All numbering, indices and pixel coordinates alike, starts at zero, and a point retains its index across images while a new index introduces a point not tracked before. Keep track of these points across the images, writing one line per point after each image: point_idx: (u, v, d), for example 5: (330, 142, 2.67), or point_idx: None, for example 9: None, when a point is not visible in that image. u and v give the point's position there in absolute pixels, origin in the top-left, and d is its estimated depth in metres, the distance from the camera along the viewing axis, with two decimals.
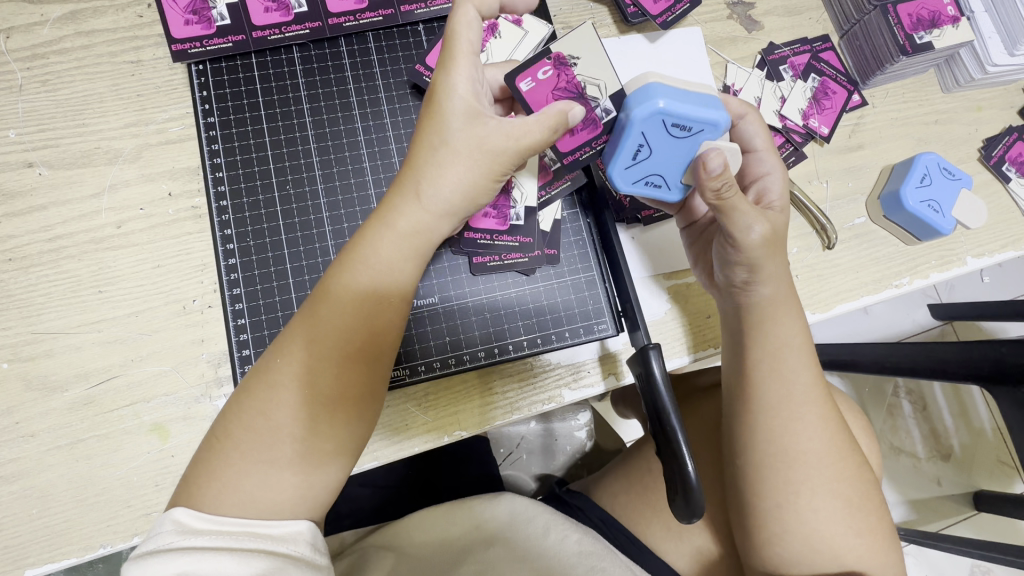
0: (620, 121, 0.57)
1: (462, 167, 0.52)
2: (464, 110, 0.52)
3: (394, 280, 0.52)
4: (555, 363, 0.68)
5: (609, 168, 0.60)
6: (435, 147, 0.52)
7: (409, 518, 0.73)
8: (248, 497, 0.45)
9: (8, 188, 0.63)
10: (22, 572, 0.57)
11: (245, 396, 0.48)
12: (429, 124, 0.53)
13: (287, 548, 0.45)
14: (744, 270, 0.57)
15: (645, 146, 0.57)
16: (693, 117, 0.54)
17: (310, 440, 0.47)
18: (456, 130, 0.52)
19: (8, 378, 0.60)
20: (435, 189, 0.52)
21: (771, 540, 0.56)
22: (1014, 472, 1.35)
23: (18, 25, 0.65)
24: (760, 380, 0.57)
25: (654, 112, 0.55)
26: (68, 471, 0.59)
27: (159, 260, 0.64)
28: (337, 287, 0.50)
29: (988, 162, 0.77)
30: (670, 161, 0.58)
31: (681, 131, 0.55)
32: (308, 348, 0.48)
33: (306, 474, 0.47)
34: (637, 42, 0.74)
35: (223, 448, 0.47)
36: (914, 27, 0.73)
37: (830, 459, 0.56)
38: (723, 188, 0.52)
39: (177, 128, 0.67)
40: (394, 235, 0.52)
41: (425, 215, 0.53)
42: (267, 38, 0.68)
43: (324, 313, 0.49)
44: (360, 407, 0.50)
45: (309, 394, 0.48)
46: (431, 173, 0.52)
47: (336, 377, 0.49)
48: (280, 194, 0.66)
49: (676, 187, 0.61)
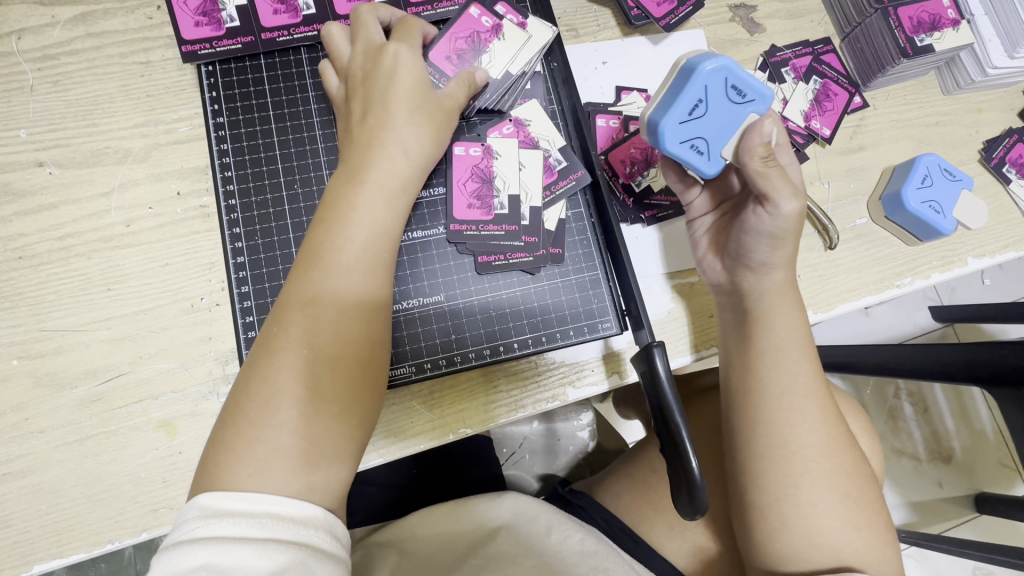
0: (681, 76, 0.59)
1: (421, 123, 0.59)
2: (412, 76, 0.60)
3: (378, 232, 0.54)
4: (558, 362, 0.68)
5: (660, 121, 0.59)
6: (397, 108, 0.58)
7: (417, 515, 0.74)
8: (263, 463, 0.46)
9: (18, 187, 0.64)
10: (31, 567, 0.57)
11: (250, 373, 0.49)
12: (381, 85, 0.59)
13: (311, 534, 0.44)
14: (770, 247, 0.57)
15: (703, 102, 0.58)
16: (750, 83, 0.57)
17: (322, 394, 0.49)
18: (397, 93, 0.58)
19: (17, 375, 0.60)
20: (404, 138, 0.57)
21: (770, 535, 0.57)
22: (1016, 475, 1.35)
23: (30, 27, 0.66)
24: (761, 372, 0.58)
25: (718, 69, 0.57)
26: (77, 467, 0.59)
27: (168, 259, 0.64)
28: (324, 250, 0.52)
29: (988, 163, 0.78)
30: (718, 128, 0.59)
31: (737, 96, 0.58)
32: (304, 310, 0.50)
33: (316, 434, 0.48)
34: (640, 45, 0.76)
35: (232, 423, 0.47)
36: (915, 30, 0.74)
37: (829, 454, 0.57)
38: (768, 158, 0.56)
39: (186, 128, 0.67)
40: (367, 193, 0.55)
41: (389, 171, 0.56)
42: (275, 40, 0.68)
43: (314, 276, 0.51)
44: (364, 358, 0.51)
45: (314, 353, 0.49)
46: (397, 131, 0.57)
47: (335, 332, 0.50)
48: (288, 193, 0.67)
49: (715, 159, 0.60)
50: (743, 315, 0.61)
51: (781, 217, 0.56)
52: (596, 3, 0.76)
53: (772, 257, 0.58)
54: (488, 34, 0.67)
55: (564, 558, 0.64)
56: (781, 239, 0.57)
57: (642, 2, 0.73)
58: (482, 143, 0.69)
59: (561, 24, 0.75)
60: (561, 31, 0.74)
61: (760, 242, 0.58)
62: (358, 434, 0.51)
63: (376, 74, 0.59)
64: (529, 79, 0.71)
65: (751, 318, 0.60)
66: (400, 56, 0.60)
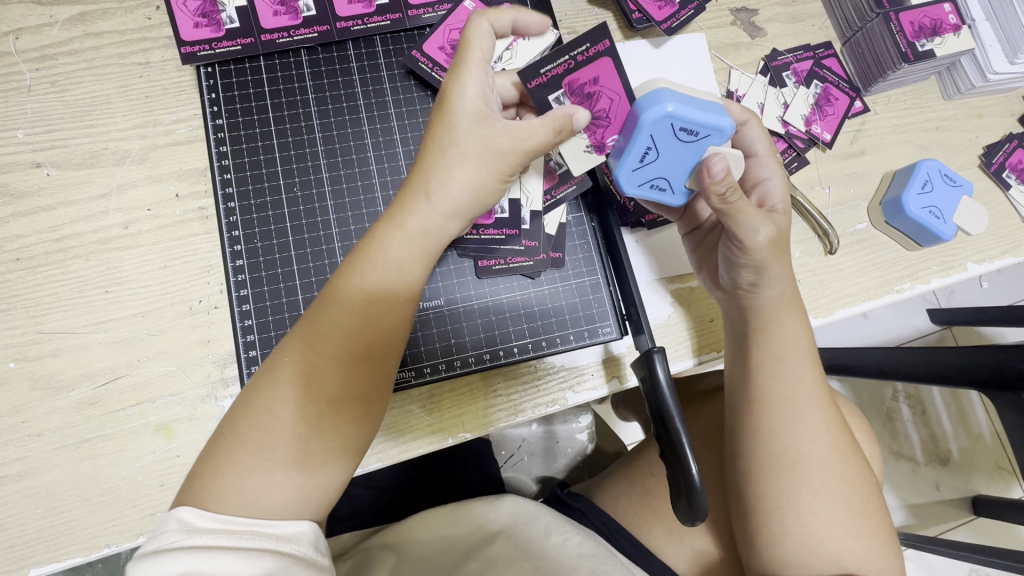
0: (630, 122, 0.56)
1: (468, 165, 0.53)
2: (471, 109, 0.53)
3: (400, 281, 0.52)
4: (558, 365, 0.68)
5: (615, 171, 0.58)
6: (444, 146, 0.53)
7: (413, 517, 0.73)
8: (250, 495, 0.46)
9: (15, 188, 0.63)
10: (26, 571, 0.57)
11: (256, 395, 0.49)
12: (439, 122, 0.54)
13: (292, 548, 0.45)
14: (752, 275, 0.57)
15: (653, 149, 0.56)
16: (701, 122, 0.53)
17: (319, 440, 0.48)
18: (464, 130, 0.53)
19: (14, 378, 0.60)
20: (444, 187, 0.53)
21: (771, 540, 0.57)
22: (1012, 477, 1.35)
23: (28, 26, 0.66)
24: (764, 381, 0.58)
25: (662, 116, 0.53)
26: (74, 471, 0.59)
27: (166, 261, 0.64)
28: (342, 294, 0.51)
29: (989, 169, 0.78)
30: (675, 165, 0.57)
31: (688, 136, 0.54)
32: (315, 348, 0.49)
33: (308, 474, 0.47)
34: (642, 47, 0.76)
35: (230, 443, 0.47)
36: (916, 35, 0.74)
37: (833, 462, 0.57)
38: (729, 193, 0.52)
39: (185, 129, 0.67)
40: (403, 236, 0.52)
41: (434, 216, 0.53)
42: (276, 41, 0.68)
43: (331, 317, 0.50)
44: (365, 410, 0.50)
45: (318, 395, 0.48)
46: (438, 174, 0.53)
47: (343, 379, 0.49)
48: (288, 195, 0.67)
49: (679, 191, 0.60)
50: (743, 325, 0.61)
51: (751, 251, 0.55)
52: (598, 6, 0.76)
53: (761, 277, 0.57)
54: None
55: (562, 561, 0.64)
56: (757, 266, 0.56)
57: (644, 5, 0.73)
58: None
59: (562, 27, 0.74)
60: (563, 34, 0.74)
61: (741, 271, 0.57)
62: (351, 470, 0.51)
63: (440, 110, 0.54)
64: None
65: (751, 326, 0.60)
66: (464, 88, 0.53)
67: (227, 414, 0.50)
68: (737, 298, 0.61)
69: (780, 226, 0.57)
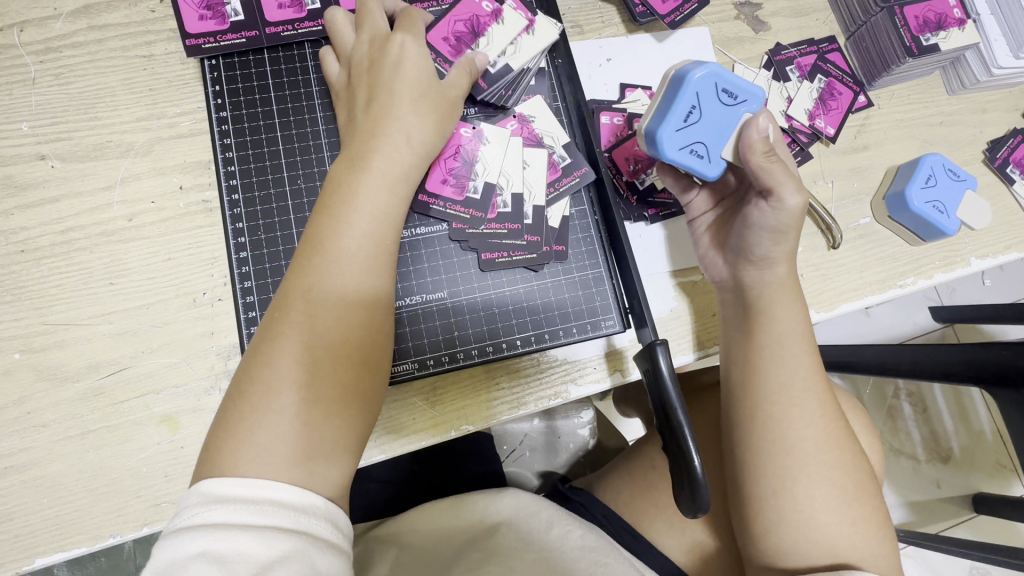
0: (671, 86, 0.60)
1: (418, 108, 0.60)
2: (407, 60, 0.61)
3: (376, 223, 0.55)
4: (560, 359, 0.68)
5: (658, 130, 0.59)
6: (395, 108, 0.59)
7: (416, 508, 0.74)
8: (262, 448, 0.46)
9: (20, 180, 0.63)
10: (32, 561, 0.57)
11: (255, 357, 0.50)
12: (376, 75, 0.61)
13: (309, 524, 0.45)
14: (772, 241, 0.58)
15: (697, 108, 0.58)
16: (740, 85, 0.58)
17: (336, 377, 0.50)
18: (415, 92, 0.60)
19: (19, 368, 0.60)
20: (403, 127, 0.59)
21: (768, 528, 0.57)
22: (1014, 474, 1.35)
23: (33, 19, 0.66)
24: (761, 364, 0.59)
25: (707, 75, 0.58)
26: (79, 461, 0.59)
27: (170, 253, 0.64)
28: (326, 242, 0.53)
29: (992, 164, 0.78)
30: (715, 131, 0.59)
31: (729, 99, 0.59)
32: (310, 295, 0.51)
33: (315, 419, 0.48)
34: (645, 42, 0.76)
35: (238, 405, 0.48)
36: (920, 29, 0.74)
37: (829, 448, 0.57)
38: (769, 152, 0.57)
39: (189, 122, 0.67)
40: (368, 178, 0.56)
41: (394, 154, 0.58)
42: (279, 35, 0.68)
43: (318, 262, 0.52)
44: (371, 337, 0.53)
45: (323, 338, 0.50)
46: (395, 126, 0.58)
47: (334, 320, 0.51)
48: (291, 188, 0.67)
49: (716, 161, 0.60)
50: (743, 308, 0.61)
51: (784, 211, 0.56)
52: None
53: (774, 249, 0.59)
54: (486, 19, 0.68)
55: (563, 553, 0.64)
56: (783, 232, 0.58)
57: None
58: (474, 126, 0.69)
59: (566, 21, 0.74)
60: (566, 28, 0.74)
61: (765, 234, 0.58)
62: (360, 421, 0.51)
63: (372, 67, 0.61)
64: (534, 75, 0.71)
65: (753, 310, 0.60)
66: (396, 47, 0.61)
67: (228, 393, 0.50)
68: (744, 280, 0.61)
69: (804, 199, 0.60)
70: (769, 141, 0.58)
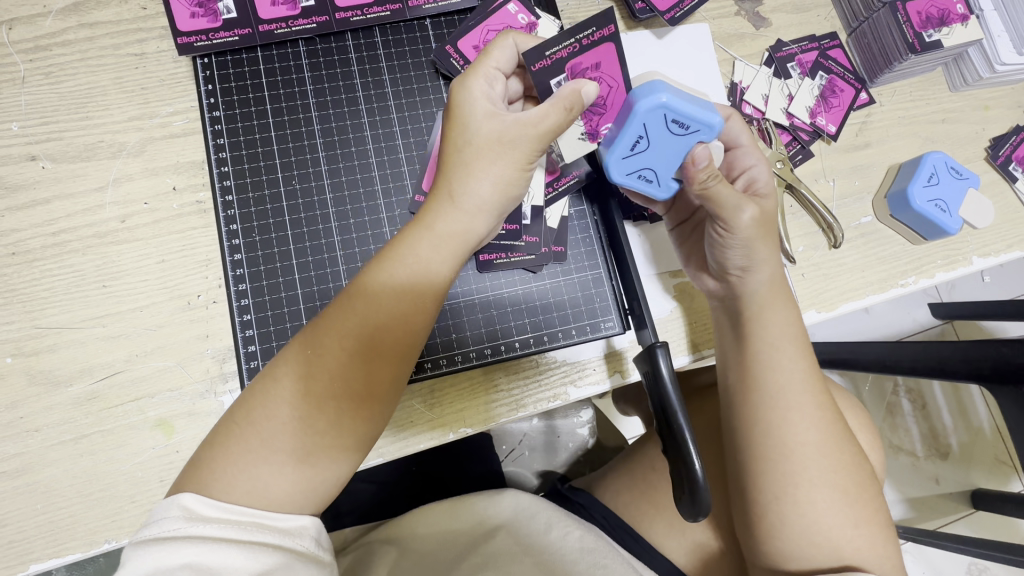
0: (624, 110, 0.55)
1: (488, 161, 0.52)
2: (485, 106, 0.53)
3: (429, 281, 0.51)
4: (560, 360, 0.67)
5: (605, 158, 0.57)
6: (463, 144, 0.52)
7: (415, 511, 0.73)
8: (259, 489, 0.45)
9: (11, 181, 0.62)
10: (26, 567, 0.57)
11: (271, 384, 0.47)
12: (452, 121, 0.54)
13: (294, 542, 0.45)
14: (741, 255, 0.57)
15: (644, 138, 0.54)
16: (691, 116, 0.52)
17: (350, 427, 0.48)
18: (479, 128, 0.52)
19: (11, 373, 0.59)
20: (468, 187, 0.52)
21: (770, 533, 0.56)
22: (1012, 471, 1.35)
23: (21, 17, 0.64)
24: (755, 369, 0.58)
25: (655, 106, 0.52)
26: (73, 466, 0.58)
27: (164, 256, 0.63)
28: (369, 293, 0.49)
29: (995, 161, 0.77)
30: (665, 159, 0.56)
31: (678, 129, 0.53)
32: (337, 340, 0.48)
33: (316, 467, 0.47)
34: (644, 38, 0.74)
35: (243, 434, 0.46)
36: (923, 25, 0.73)
37: (830, 451, 0.56)
38: (711, 179, 0.52)
39: (181, 122, 0.66)
40: (433, 238, 0.51)
41: (461, 217, 0.52)
42: (273, 32, 0.67)
43: (357, 310, 0.49)
44: (384, 406, 0.50)
45: (337, 389, 0.47)
46: (465, 173, 0.52)
47: (364, 377, 0.48)
48: (286, 189, 0.66)
49: (666, 184, 0.58)
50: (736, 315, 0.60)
51: (740, 230, 0.55)
52: None
53: (750, 259, 0.57)
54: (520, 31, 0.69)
55: (564, 556, 0.63)
56: (749, 246, 0.56)
57: None
58: None
59: (564, 17, 0.73)
60: (564, 25, 0.73)
61: (731, 250, 0.57)
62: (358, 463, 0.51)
63: (457, 110, 0.54)
64: None
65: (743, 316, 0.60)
66: (476, 87, 0.54)
67: (237, 400, 0.49)
68: (731, 289, 0.61)
69: (767, 207, 0.57)
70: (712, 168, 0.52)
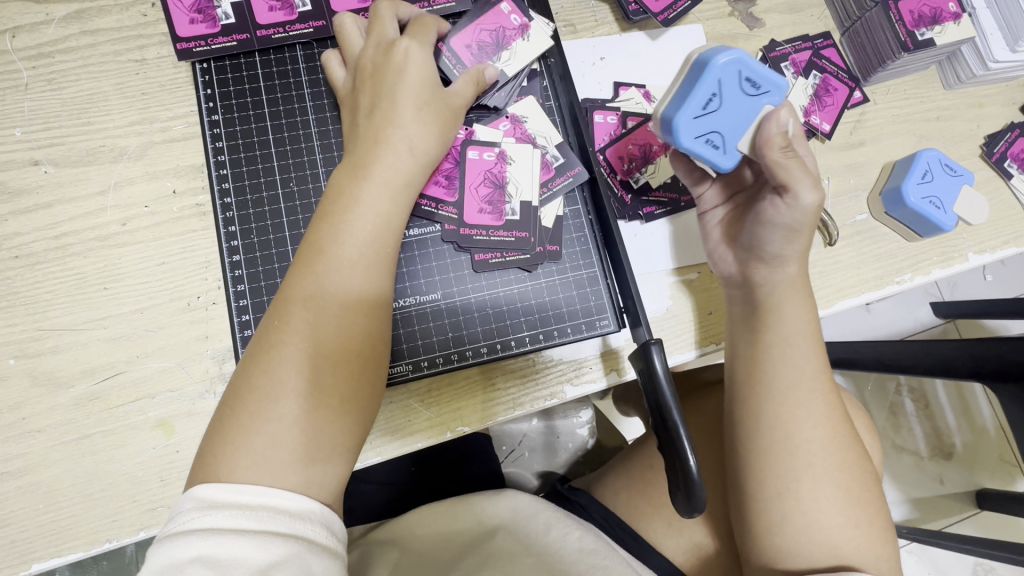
0: (693, 70, 0.56)
1: (421, 117, 0.60)
2: (419, 71, 0.61)
3: (380, 229, 0.55)
4: (556, 360, 0.68)
5: (674, 116, 0.56)
6: (395, 102, 0.59)
7: (415, 511, 0.73)
8: (260, 456, 0.46)
9: (14, 186, 0.63)
10: (29, 567, 0.57)
11: (252, 361, 0.50)
12: (382, 79, 0.60)
13: (306, 526, 0.45)
14: (785, 237, 0.56)
15: (718, 96, 0.55)
16: (764, 76, 0.55)
17: (337, 376, 0.50)
18: (416, 87, 0.60)
19: (15, 375, 0.60)
20: (404, 136, 0.58)
21: (770, 528, 0.56)
22: (1017, 470, 1.34)
23: (25, 25, 0.66)
24: (768, 364, 0.58)
25: (731, 63, 0.54)
26: (75, 466, 0.59)
27: (164, 258, 0.64)
28: (326, 252, 0.53)
29: (990, 158, 0.77)
30: (734, 122, 0.56)
31: (752, 88, 0.55)
32: (303, 301, 0.51)
33: (313, 425, 0.48)
34: (639, 40, 0.75)
35: (234, 413, 0.48)
36: (915, 24, 0.73)
37: (831, 448, 0.56)
38: (789, 144, 0.54)
39: (181, 126, 0.67)
40: (374, 188, 0.55)
41: (398, 166, 0.57)
42: (271, 37, 0.68)
43: (313, 268, 0.52)
44: (361, 352, 0.52)
45: (316, 342, 0.50)
46: (398, 125, 0.58)
47: (339, 325, 0.51)
48: (283, 191, 0.67)
49: (731, 153, 0.57)
50: (752, 307, 0.60)
51: (799, 209, 0.54)
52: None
53: (786, 246, 0.57)
54: (514, 32, 0.68)
55: (563, 556, 0.64)
56: (796, 231, 0.55)
57: None
58: (496, 148, 0.68)
59: (559, 20, 0.74)
60: (559, 27, 0.74)
61: (777, 229, 0.56)
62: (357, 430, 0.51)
63: (382, 71, 0.60)
64: (527, 75, 0.71)
65: (761, 309, 0.60)
66: (412, 55, 0.61)
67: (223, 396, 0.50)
68: (752, 275, 0.60)
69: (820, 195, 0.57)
70: (789, 136, 0.54)
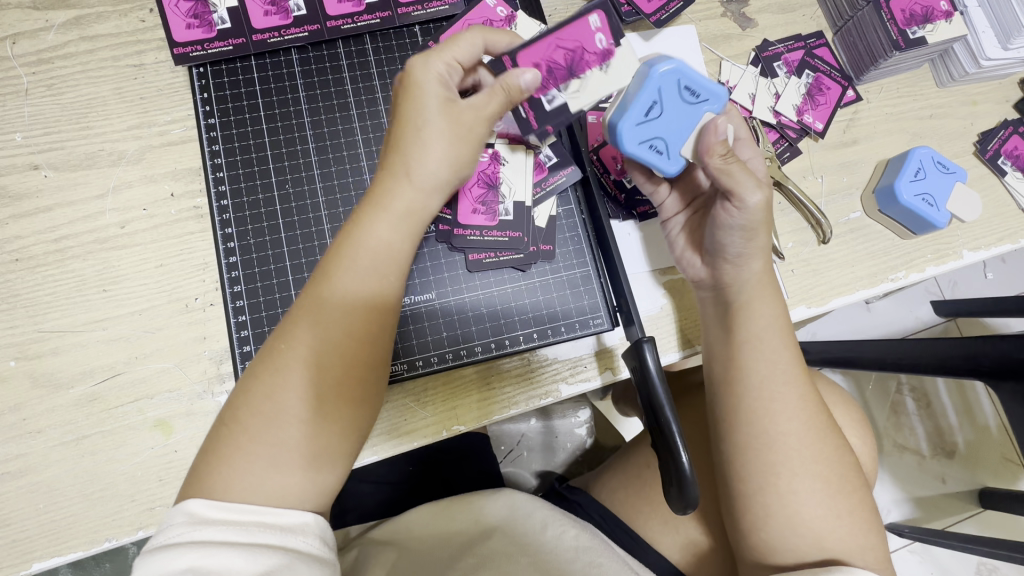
0: (637, 80, 0.60)
1: (443, 142, 0.53)
2: (440, 89, 0.54)
3: (391, 259, 0.53)
4: (550, 359, 0.68)
5: (617, 123, 0.60)
6: (415, 123, 0.53)
7: (413, 512, 0.73)
8: (256, 482, 0.46)
9: (14, 190, 0.64)
10: (29, 566, 0.58)
11: (255, 382, 0.49)
12: (407, 103, 0.54)
13: (296, 539, 0.45)
14: (742, 238, 0.58)
15: (658, 103, 0.59)
16: (703, 84, 0.59)
17: (336, 413, 0.49)
18: (433, 113, 0.53)
19: (16, 376, 0.61)
20: (421, 164, 0.53)
21: (756, 524, 0.56)
22: (1019, 469, 1.34)
23: (25, 31, 0.67)
24: (742, 360, 0.59)
25: (670, 72, 0.58)
26: (74, 467, 0.60)
27: (162, 260, 0.65)
28: (335, 279, 0.51)
29: (984, 156, 0.78)
30: (676, 127, 0.60)
31: (691, 96, 0.59)
32: (309, 330, 0.49)
33: (310, 457, 0.48)
34: (632, 41, 0.76)
35: (233, 432, 0.48)
36: (907, 22, 0.73)
37: (812, 442, 0.56)
38: (728, 154, 0.57)
39: (179, 129, 0.68)
40: (389, 217, 0.53)
41: (415, 194, 0.54)
42: (266, 41, 0.69)
43: (322, 297, 0.50)
44: (363, 389, 0.51)
45: (318, 376, 0.49)
46: (414, 149, 0.53)
47: (343, 360, 0.50)
48: (279, 193, 0.68)
49: (674, 158, 0.61)
50: (725, 305, 0.61)
51: (748, 211, 0.56)
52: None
53: (746, 245, 0.58)
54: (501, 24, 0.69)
55: (558, 555, 0.64)
56: (751, 230, 0.57)
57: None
58: (489, 147, 0.68)
59: (552, 21, 0.75)
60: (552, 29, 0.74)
61: (732, 230, 0.58)
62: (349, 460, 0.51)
63: (407, 91, 0.54)
64: None
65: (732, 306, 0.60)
66: (430, 72, 0.54)
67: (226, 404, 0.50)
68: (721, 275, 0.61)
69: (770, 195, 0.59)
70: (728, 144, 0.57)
